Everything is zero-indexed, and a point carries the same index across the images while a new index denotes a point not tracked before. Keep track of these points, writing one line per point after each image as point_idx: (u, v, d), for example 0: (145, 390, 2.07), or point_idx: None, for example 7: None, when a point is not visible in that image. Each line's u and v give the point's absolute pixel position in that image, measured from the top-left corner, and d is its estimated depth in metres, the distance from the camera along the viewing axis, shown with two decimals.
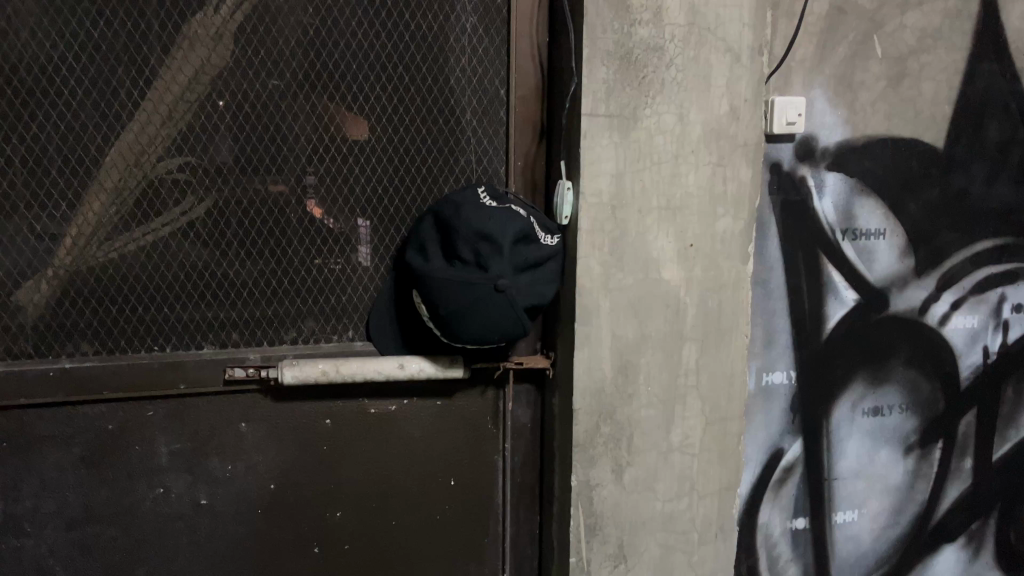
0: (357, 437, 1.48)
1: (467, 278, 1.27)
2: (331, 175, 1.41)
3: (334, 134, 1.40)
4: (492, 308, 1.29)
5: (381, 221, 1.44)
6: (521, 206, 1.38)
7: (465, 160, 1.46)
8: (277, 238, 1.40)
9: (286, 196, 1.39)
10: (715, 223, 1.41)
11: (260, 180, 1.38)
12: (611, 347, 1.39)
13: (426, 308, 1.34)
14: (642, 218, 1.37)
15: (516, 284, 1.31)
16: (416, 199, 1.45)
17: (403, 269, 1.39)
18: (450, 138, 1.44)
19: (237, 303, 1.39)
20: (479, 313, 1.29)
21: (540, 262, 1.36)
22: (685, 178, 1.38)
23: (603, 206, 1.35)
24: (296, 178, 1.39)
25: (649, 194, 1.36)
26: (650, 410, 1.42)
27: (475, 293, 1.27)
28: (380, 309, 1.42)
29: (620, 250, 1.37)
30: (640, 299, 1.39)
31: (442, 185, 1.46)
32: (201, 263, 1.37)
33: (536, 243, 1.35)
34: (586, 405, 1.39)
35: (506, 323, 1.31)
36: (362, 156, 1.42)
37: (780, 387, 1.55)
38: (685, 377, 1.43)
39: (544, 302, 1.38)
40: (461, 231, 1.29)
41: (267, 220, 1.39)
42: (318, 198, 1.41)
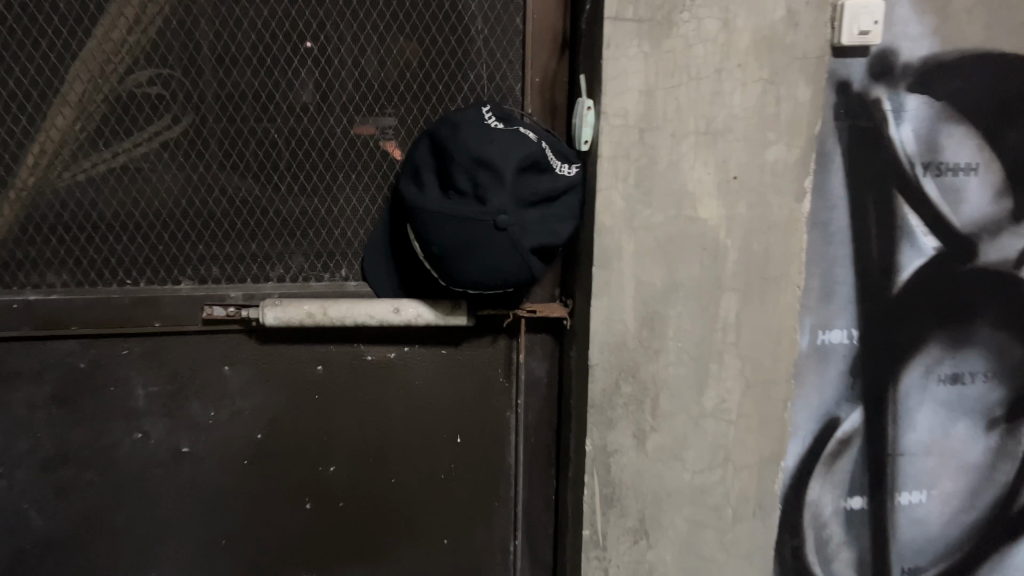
0: (353, 387, 1.34)
1: (463, 212, 1.10)
2: (322, 93, 1.24)
3: (324, 45, 1.22)
4: (492, 248, 1.11)
5: (379, 147, 1.27)
6: (534, 128, 1.18)
7: (474, 76, 1.27)
8: (272, 167, 1.25)
9: (272, 114, 1.24)
10: (765, 152, 1.18)
11: (242, 97, 1.22)
12: (635, 295, 1.20)
13: (424, 249, 1.17)
14: (676, 144, 1.16)
15: (522, 221, 1.12)
16: (419, 121, 1.27)
17: (399, 205, 1.22)
18: (459, 51, 1.26)
19: (218, 237, 1.26)
20: (478, 254, 1.12)
21: (552, 195, 1.17)
22: (730, 98, 1.15)
23: (628, 129, 1.15)
24: (284, 95, 1.23)
25: (684, 115, 1.15)
26: (680, 368, 1.24)
27: (472, 230, 1.10)
28: (374, 248, 1.27)
29: (648, 181, 1.16)
30: (671, 240, 1.19)
31: (448, 104, 1.27)
32: (178, 189, 1.23)
33: (548, 172, 1.16)
34: (603, 361, 1.22)
35: (511, 267, 1.14)
36: (358, 70, 1.24)
37: (838, 347, 1.33)
38: (723, 332, 1.23)
39: (558, 243, 1.19)
40: (459, 158, 1.11)
41: (251, 144, 1.24)
42: (310, 119, 1.25)
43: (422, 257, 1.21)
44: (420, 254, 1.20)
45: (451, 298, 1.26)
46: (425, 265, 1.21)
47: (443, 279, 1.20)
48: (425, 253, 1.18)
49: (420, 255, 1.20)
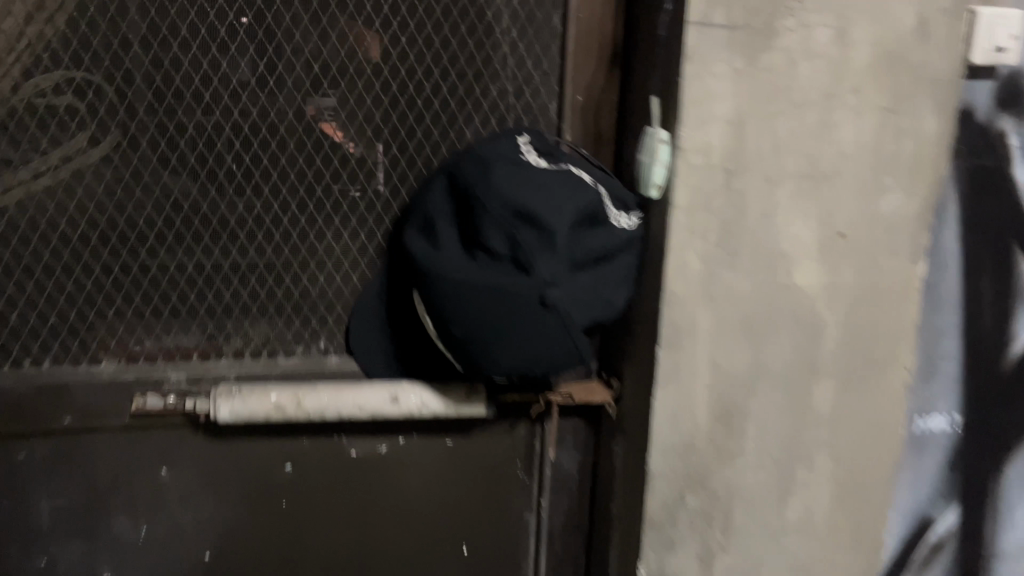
0: (329, 490, 1.03)
1: (498, 285, 0.81)
2: (295, 110, 0.92)
3: (297, 45, 0.90)
4: (534, 332, 0.82)
5: (369, 182, 0.96)
6: (583, 164, 0.89)
7: (497, 90, 0.96)
8: (218, 199, 0.93)
9: (226, 136, 0.91)
10: (879, 202, 0.91)
11: (184, 112, 0.89)
12: (711, 384, 0.93)
13: (436, 326, 0.88)
14: (770, 191, 0.88)
15: (574, 294, 0.83)
16: (424, 148, 0.96)
17: (402, 264, 0.92)
18: (479, 56, 0.95)
19: (148, 294, 0.93)
20: (515, 339, 0.83)
21: (605, 254, 0.88)
22: (840, 131, 0.88)
23: (711, 170, 0.86)
24: (244, 112, 0.91)
25: (783, 154, 0.87)
26: (759, 474, 0.97)
27: (508, 310, 0.81)
28: (362, 316, 0.97)
29: (734, 240, 0.89)
30: (756, 313, 0.92)
31: (464, 127, 0.96)
32: (97, 237, 0.91)
33: (602, 226, 0.87)
34: (666, 469, 0.94)
35: (558, 356, 0.84)
36: (343, 80, 0.92)
37: (938, 437, 1.08)
38: (814, 429, 0.97)
39: (611, 318, 0.91)
40: (490, 211, 0.81)
41: (197, 176, 0.91)
42: (277, 144, 0.93)
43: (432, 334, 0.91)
44: (429, 331, 0.90)
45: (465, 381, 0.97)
46: (435, 344, 0.91)
47: (459, 364, 0.90)
48: (438, 332, 0.88)
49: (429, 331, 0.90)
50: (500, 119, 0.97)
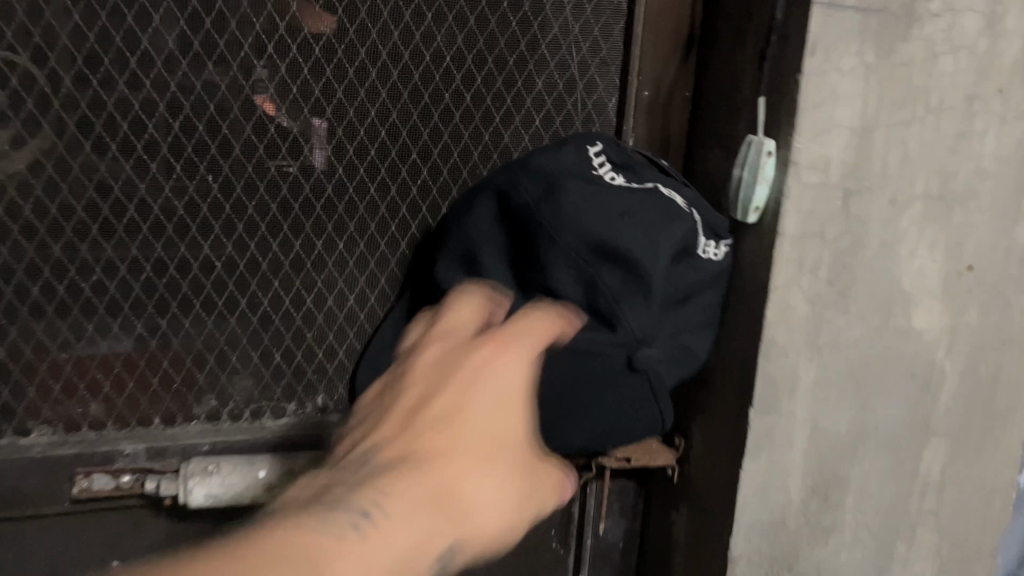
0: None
1: (579, 344, 0.62)
2: (290, 103, 0.71)
3: (294, 19, 0.69)
4: (616, 401, 0.64)
5: (382, 195, 0.76)
6: (670, 181, 0.68)
7: (543, 82, 0.78)
8: (183, 216, 0.71)
9: (198, 137, 0.69)
10: (1016, 228, 0.74)
11: (142, 104, 0.67)
12: (807, 450, 0.75)
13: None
14: (894, 215, 0.71)
15: (664, 351, 0.66)
16: (452, 153, 0.77)
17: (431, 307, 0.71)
18: (523, 38, 0.76)
19: (93, 342, 0.71)
20: (592, 412, 0.64)
21: (691, 291, 0.69)
22: (980, 142, 0.71)
23: (827, 190, 0.68)
24: (223, 105, 0.69)
25: (912, 169, 0.70)
26: (856, 553, 0.80)
27: (590, 376, 0.63)
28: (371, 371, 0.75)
29: (848, 275, 0.71)
30: (868, 365, 0.74)
31: (503, 128, 0.78)
32: (23, 269, 0.68)
33: (690, 259, 0.67)
34: (751, 552, 0.77)
35: (637, 429, 0.66)
36: (352, 66, 0.71)
37: None
38: (920, 498, 0.81)
39: (691, 371, 0.72)
40: (569, 250, 0.62)
41: (159, 189, 0.69)
42: (264, 148, 0.71)
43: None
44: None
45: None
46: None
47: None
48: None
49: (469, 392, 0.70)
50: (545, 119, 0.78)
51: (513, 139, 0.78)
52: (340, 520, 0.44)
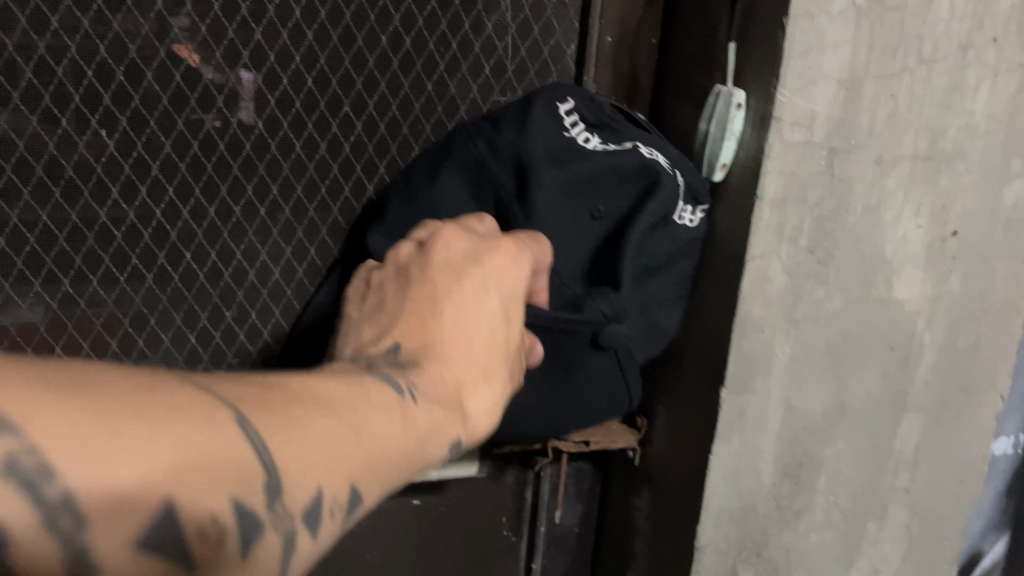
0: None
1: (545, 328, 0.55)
2: (201, 46, 0.60)
3: None
4: (583, 384, 0.58)
5: (310, 153, 0.66)
6: (651, 139, 0.61)
7: (494, 24, 0.69)
8: (74, 180, 0.59)
9: (88, 84, 0.58)
10: (1003, 190, 0.69)
11: (17, 44, 0.55)
12: (780, 431, 0.70)
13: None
14: (880, 177, 0.64)
15: (633, 327, 0.60)
16: (390, 106, 0.67)
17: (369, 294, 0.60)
18: None
19: None
20: (560, 394, 0.57)
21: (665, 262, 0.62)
22: (973, 97, 0.65)
23: (809, 148, 0.62)
24: (118, 48, 0.58)
25: (901, 126, 0.63)
26: (826, 535, 0.76)
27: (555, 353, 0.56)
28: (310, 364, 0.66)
29: (830, 243, 0.65)
30: (847, 339, 0.69)
31: (449, 77, 0.68)
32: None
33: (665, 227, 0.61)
34: (720, 539, 0.72)
35: (604, 410, 0.60)
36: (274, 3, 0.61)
37: (1000, 461, 0.91)
38: (894, 476, 0.76)
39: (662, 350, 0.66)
40: (546, 231, 0.57)
41: (41, 147, 0.58)
42: (170, 98, 0.60)
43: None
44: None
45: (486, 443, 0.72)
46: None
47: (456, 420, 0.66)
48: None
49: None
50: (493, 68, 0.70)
51: (458, 89, 0.69)
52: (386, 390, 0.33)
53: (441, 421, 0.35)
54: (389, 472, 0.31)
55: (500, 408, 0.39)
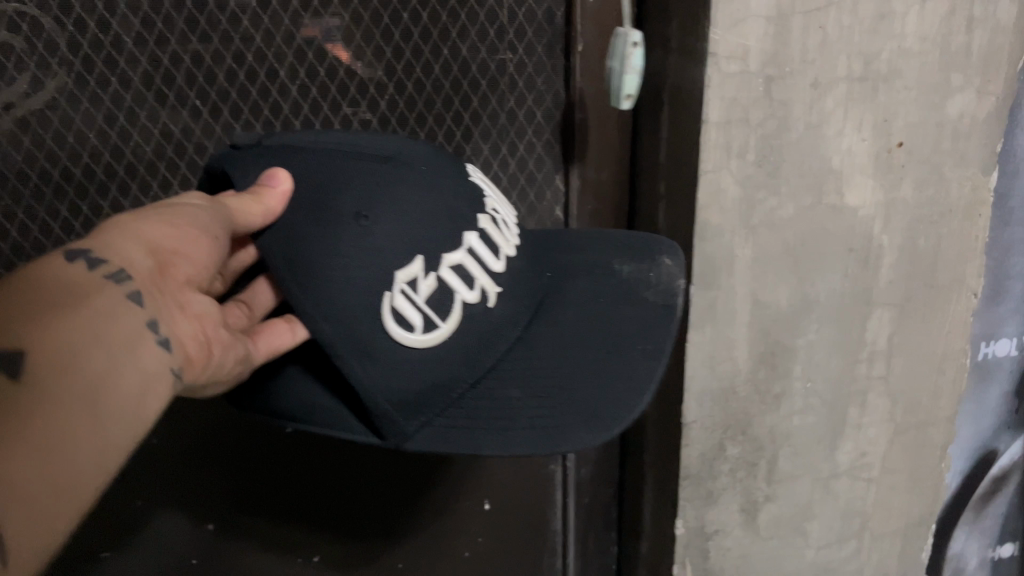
0: (311, 465, 0.92)
1: (318, 184, 0.55)
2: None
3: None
4: (354, 171, 0.56)
5: (375, 79, 0.83)
6: None
7: (514, 32, 0.85)
8: (146, 162, 0.80)
9: (170, 106, 0.79)
10: (944, 103, 0.78)
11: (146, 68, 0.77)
12: (751, 322, 0.82)
13: (433, 270, 0.55)
14: (818, 98, 0.75)
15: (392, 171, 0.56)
16: (391, 120, 0.85)
17: (379, 375, 0.53)
18: (483, 11, 0.83)
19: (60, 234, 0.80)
20: (377, 182, 0.55)
21: (396, 153, 0.59)
22: (902, 23, 0.74)
23: (748, 77, 0.73)
24: (190, 20, 0.76)
25: (832, 52, 0.74)
26: (809, 417, 0.87)
27: (334, 173, 0.55)
28: (380, 395, 0.54)
29: (777, 157, 0.76)
30: (804, 241, 0.80)
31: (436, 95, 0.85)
32: (22, 209, 0.78)
33: (361, 133, 0.62)
34: (706, 418, 0.85)
35: (445, 194, 0.58)
36: (298, 49, 0.80)
37: (1005, 362, 0.98)
38: (869, 365, 0.86)
39: (592, 233, 0.75)
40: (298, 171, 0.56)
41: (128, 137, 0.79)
42: (221, 129, 0.81)
43: (512, 370, 0.60)
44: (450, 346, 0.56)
45: (661, 286, 0.68)
46: (473, 323, 0.57)
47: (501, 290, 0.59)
48: (460, 277, 0.56)
49: (443, 303, 0.55)
50: (509, 13, 0.84)
51: (495, 36, 0.84)
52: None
53: (61, 270, 0.43)
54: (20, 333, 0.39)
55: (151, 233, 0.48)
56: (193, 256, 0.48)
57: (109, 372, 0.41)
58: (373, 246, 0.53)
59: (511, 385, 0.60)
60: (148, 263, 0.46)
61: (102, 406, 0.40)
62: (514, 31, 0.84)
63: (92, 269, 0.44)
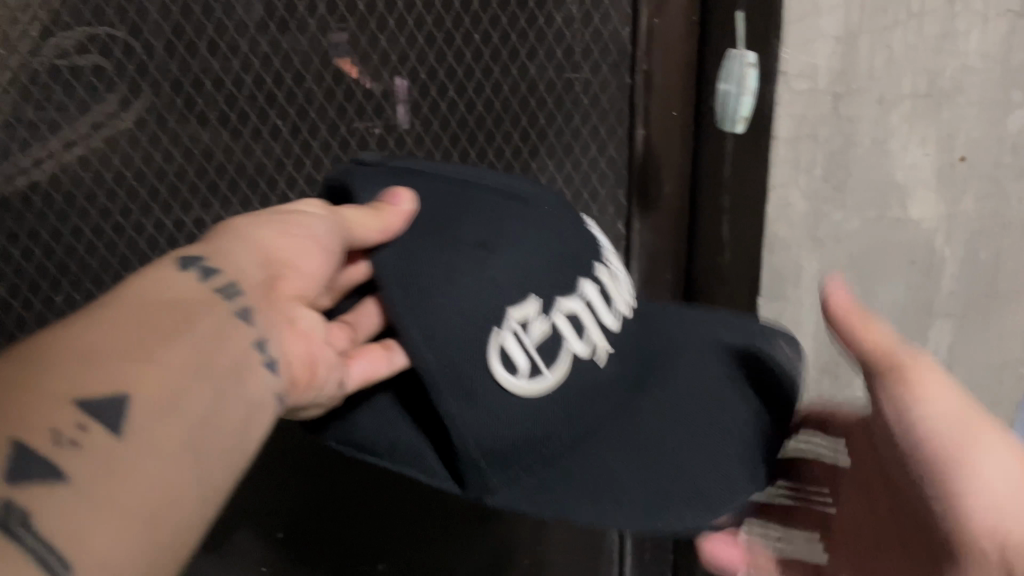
0: (371, 503, 0.96)
1: (439, 213, 0.55)
2: (319, 24, 0.82)
3: (362, 19, 0.82)
4: (478, 206, 0.56)
5: (445, 98, 0.87)
6: None
7: (582, 51, 0.87)
8: (228, 179, 0.84)
9: (253, 125, 0.83)
10: (1006, 118, 0.80)
11: (231, 89, 0.82)
12: (814, 331, 0.84)
13: (546, 316, 0.54)
14: (884, 114, 0.77)
15: (514, 211, 0.57)
16: (460, 138, 0.88)
17: (482, 421, 0.50)
18: (550, 32, 0.86)
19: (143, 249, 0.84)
20: (500, 217, 0.56)
21: (514, 194, 0.60)
22: (966, 41, 0.77)
23: (816, 94, 0.76)
24: (274, 43, 0.81)
25: (898, 70, 0.76)
26: None
27: (460, 206, 0.56)
28: (474, 440, 0.50)
29: (843, 171, 0.79)
30: (868, 253, 0.82)
31: (502, 114, 0.88)
32: (113, 225, 0.83)
33: (478, 173, 0.63)
34: None
35: (566, 235, 0.59)
36: (371, 70, 0.84)
37: None
38: None
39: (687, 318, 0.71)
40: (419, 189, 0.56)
41: (212, 154, 0.83)
42: (301, 147, 0.85)
43: (621, 428, 0.57)
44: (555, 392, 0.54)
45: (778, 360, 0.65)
46: (580, 371, 0.55)
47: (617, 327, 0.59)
48: (573, 325, 0.55)
49: (551, 350, 0.54)
50: (575, 34, 0.86)
51: (562, 55, 0.87)
52: (61, 327, 0.35)
53: (170, 282, 0.41)
54: (149, 343, 0.35)
55: (267, 239, 0.47)
56: (303, 274, 0.48)
57: (223, 403, 0.37)
58: (487, 276, 0.52)
59: (622, 444, 0.57)
60: (259, 275, 0.45)
61: (220, 434, 0.36)
62: (581, 51, 0.87)
63: (205, 281, 0.42)
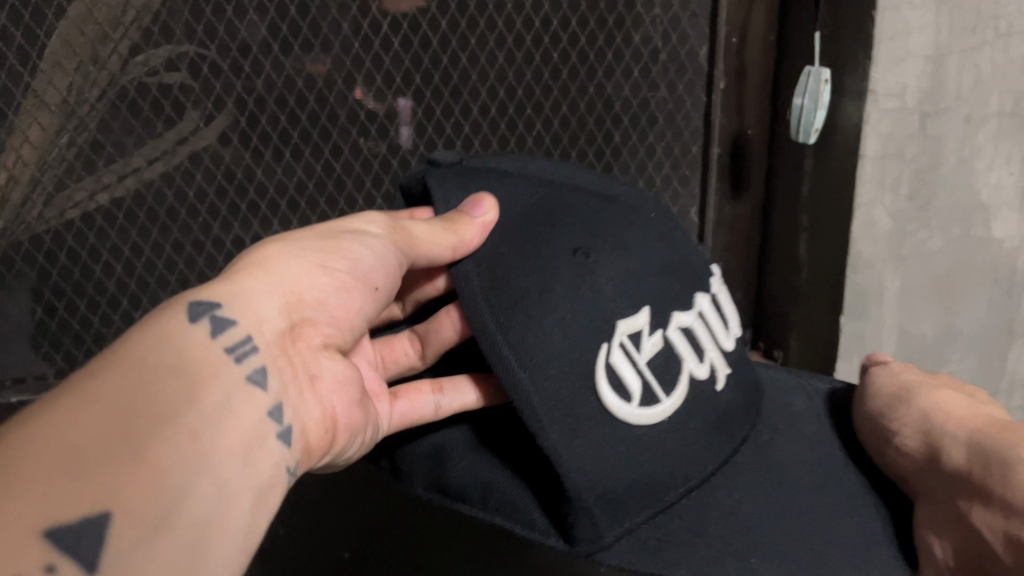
0: None
1: (533, 217, 0.51)
2: (400, 42, 0.81)
3: (443, 37, 0.82)
4: (571, 210, 0.52)
5: (523, 116, 0.87)
6: None
7: (658, 70, 0.87)
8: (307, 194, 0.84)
9: (334, 142, 0.83)
10: None
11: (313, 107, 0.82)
12: (898, 349, 0.85)
13: (660, 331, 0.50)
14: (970, 134, 0.77)
15: (611, 218, 0.53)
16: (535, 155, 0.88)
17: (591, 466, 0.46)
18: (628, 51, 0.86)
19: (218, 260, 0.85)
20: (596, 226, 0.52)
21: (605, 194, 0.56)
22: None
23: (904, 113, 0.76)
24: (356, 61, 0.81)
25: (985, 90, 0.76)
26: None
27: (555, 207, 0.52)
28: (587, 482, 0.46)
29: (929, 190, 0.79)
30: (950, 272, 0.82)
31: (579, 131, 0.88)
32: (193, 240, 0.84)
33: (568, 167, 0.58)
34: None
35: (666, 244, 0.54)
36: (450, 88, 0.84)
37: None
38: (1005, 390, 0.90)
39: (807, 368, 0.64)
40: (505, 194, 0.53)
41: (292, 171, 0.83)
42: (379, 164, 0.85)
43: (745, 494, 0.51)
44: (676, 418, 0.50)
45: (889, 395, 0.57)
46: (698, 395, 0.51)
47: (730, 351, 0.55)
48: (690, 347, 0.51)
49: (668, 372, 0.50)
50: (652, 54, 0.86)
51: (640, 74, 0.87)
52: (43, 417, 0.34)
53: (174, 339, 0.39)
54: (139, 443, 0.34)
55: (287, 278, 0.44)
56: (331, 310, 0.46)
57: (221, 502, 0.36)
58: (596, 286, 0.49)
59: (751, 506, 0.51)
60: (280, 322, 0.43)
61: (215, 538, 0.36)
62: (659, 70, 0.87)
63: (213, 337, 0.40)
